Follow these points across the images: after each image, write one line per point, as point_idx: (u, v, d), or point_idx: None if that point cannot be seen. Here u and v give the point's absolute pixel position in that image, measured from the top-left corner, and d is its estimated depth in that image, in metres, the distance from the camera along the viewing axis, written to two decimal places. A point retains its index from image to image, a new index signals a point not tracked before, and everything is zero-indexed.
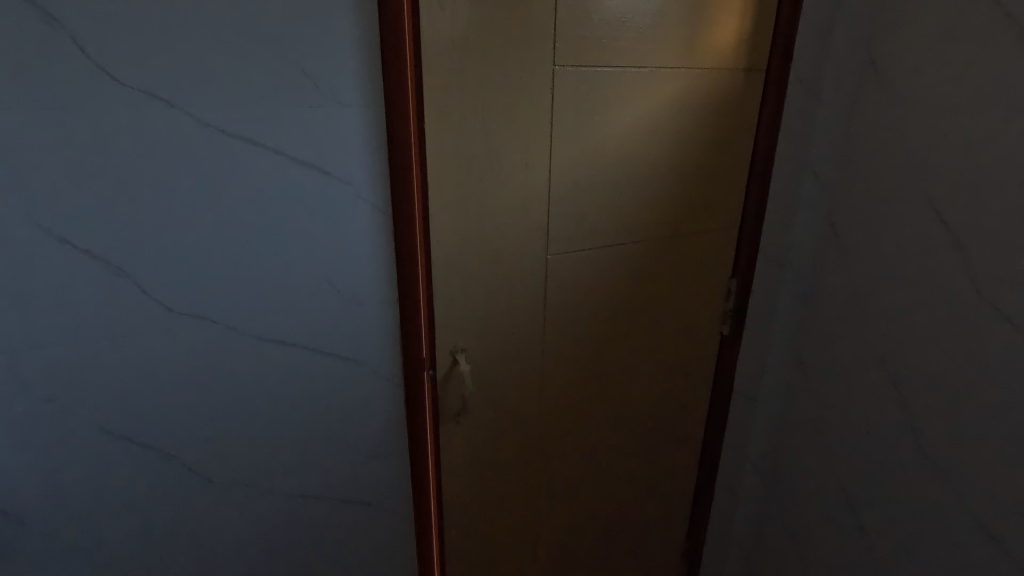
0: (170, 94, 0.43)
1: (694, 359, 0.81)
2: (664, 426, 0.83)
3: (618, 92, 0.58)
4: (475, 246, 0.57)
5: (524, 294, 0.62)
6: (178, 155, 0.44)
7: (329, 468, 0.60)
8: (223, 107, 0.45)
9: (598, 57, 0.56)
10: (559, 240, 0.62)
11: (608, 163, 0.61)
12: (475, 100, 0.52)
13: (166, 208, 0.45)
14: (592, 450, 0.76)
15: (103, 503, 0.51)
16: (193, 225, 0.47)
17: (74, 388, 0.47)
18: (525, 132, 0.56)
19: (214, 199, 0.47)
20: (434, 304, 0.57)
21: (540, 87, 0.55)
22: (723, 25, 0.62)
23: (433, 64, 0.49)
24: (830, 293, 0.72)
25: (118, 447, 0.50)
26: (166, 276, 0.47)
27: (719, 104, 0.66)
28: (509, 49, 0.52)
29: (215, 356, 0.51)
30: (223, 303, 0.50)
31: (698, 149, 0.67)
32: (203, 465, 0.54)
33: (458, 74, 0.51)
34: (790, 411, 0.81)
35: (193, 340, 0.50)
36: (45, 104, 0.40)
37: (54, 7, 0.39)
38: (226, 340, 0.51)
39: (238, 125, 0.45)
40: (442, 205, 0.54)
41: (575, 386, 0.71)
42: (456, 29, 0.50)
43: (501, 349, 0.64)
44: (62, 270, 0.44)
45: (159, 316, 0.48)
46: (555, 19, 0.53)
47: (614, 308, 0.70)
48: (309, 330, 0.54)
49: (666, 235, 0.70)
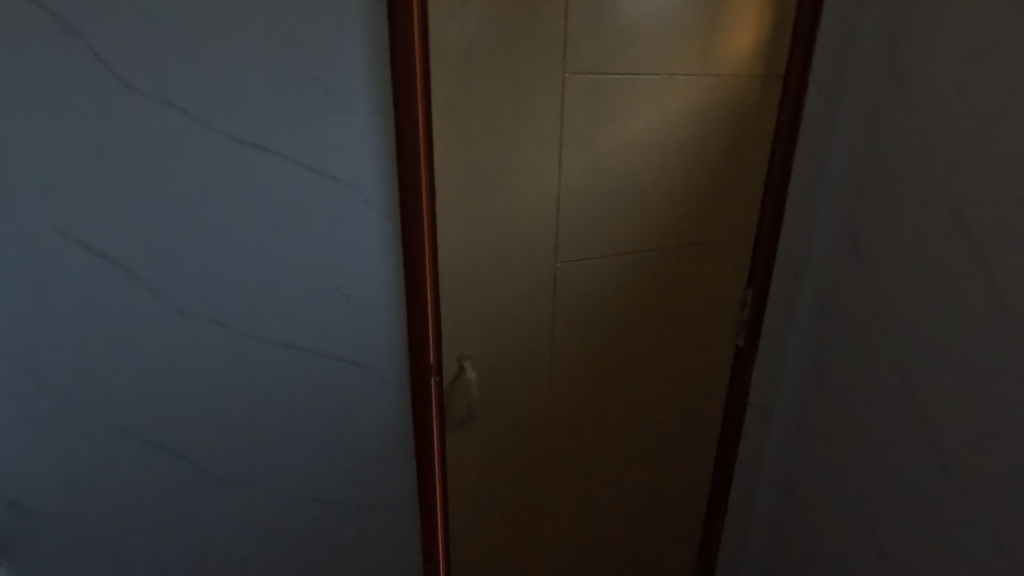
0: (182, 101, 0.44)
1: (708, 370, 0.80)
2: (676, 438, 0.82)
3: (631, 99, 0.58)
4: (483, 253, 0.58)
5: (533, 303, 0.62)
6: (190, 161, 0.45)
7: (337, 474, 0.60)
8: (234, 113, 0.45)
9: (611, 64, 0.56)
10: (569, 248, 0.61)
11: (620, 171, 0.60)
12: (484, 109, 0.53)
13: (178, 213, 0.46)
14: (604, 460, 0.76)
15: (114, 505, 0.52)
16: (204, 229, 0.47)
17: (90, 385, 0.48)
18: (536, 140, 0.55)
19: (224, 204, 0.47)
20: (442, 310, 0.58)
21: (551, 95, 0.54)
22: (740, 31, 0.61)
23: (439, 75, 0.51)
24: (849, 305, 0.70)
25: (130, 450, 0.51)
26: (177, 280, 0.48)
27: (737, 112, 0.64)
28: (520, 55, 0.52)
29: (224, 360, 0.52)
30: (232, 307, 0.50)
31: (714, 157, 0.65)
32: (212, 465, 0.54)
33: (466, 84, 0.52)
34: (808, 425, 0.79)
35: (202, 344, 0.50)
36: (62, 110, 0.41)
37: (72, 17, 0.40)
38: (236, 344, 0.51)
39: (247, 131, 0.46)
40: (450, 212, 0.55)
41: (585, 395, 0.70)
42: (465, 36, 0.50)
43: (510, 357, 0.63)
44: (77, 272, 0.45)
45: (170, 319, 0.49)
46: (567, 27, 0.53)
47: (626, 317, 0.69)
48: (318, 335, 0.54)
49: (680, 245, 0.69)
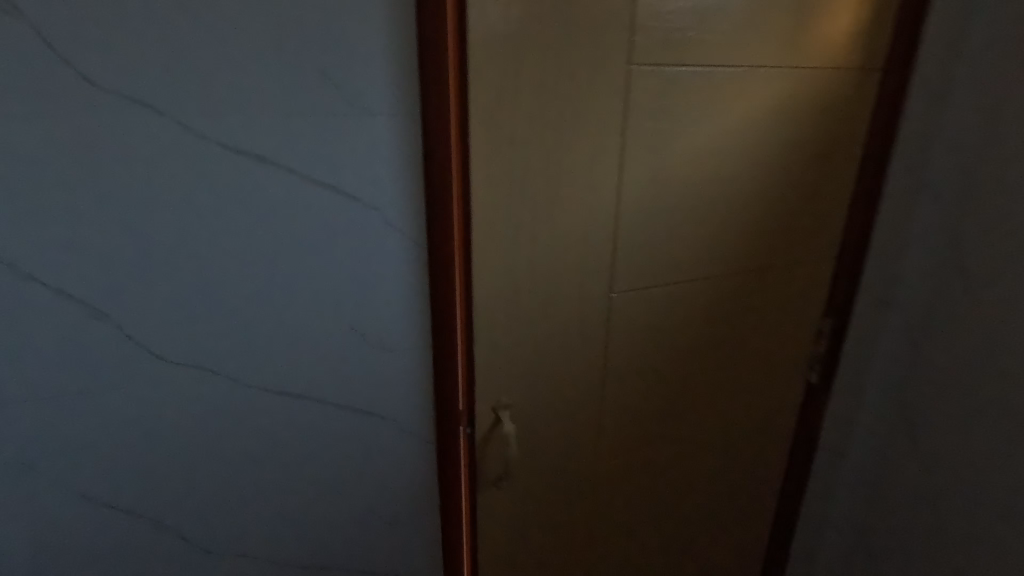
0: (166, 110, 0.38)
1: (774, 411, 0.69)
2: (738, 486, 0.71)
3: (708, 97, 0.48)
4: (528, 284, 0.48)
5: (581, 341, 0.52)
6: (174, 184, 0.40)
7: (346, 535, 0.53)
8: (228, 126, 0.39)
9: (683, 56, 0.45)
10: (626, 277, 0.51)
11: (688, 185, 0.50)
12: (532, 107, 0.42)
13: (160, 244, 0.41)
14: (654, 515, 0.66)
15: (95, 564, 0.48)
16: (191, 262, 0.42)
17: (67, 433, 0.43)
18: (592, 150, 0.45)
19: (217, 230, 0.41)
20: (477, 352, 0.48)
21: (611, 93, 0.44)
22: (835, 17, 0.50)
23: (479, 62, 0.40)
24: (954, 337, 0.61)
25: (105, 508, 0.46)
26: (160, 320, 0.42)
27: (823, 114, 0.54)
28: (579, 40, 0.41)
29: (211, 411, 0.46)
30: (226, 348, 0.44)
31: (794, 168, 0.55)
32: (205, 525, 0.49)
33: (511, 79, 0.41)
34: (890, 469, 0.70)
35: (185, 393, 0.45)
36: (26, 129, 0.36)
37: (37, 18, 0.35)
38: (227, 394, 0.46)
39: (248, 142, 0.40)
40: (487, 237, 0.45)
41: (636, 445, 0.60)
42: (511, 17, 0.39)
43: (552, 406, 0.53)
44: (44, 312, 0.40)
45: (149, 367, 0.43)
46: (634, 8, 0.42)
47: (686, 354, 0.59)
48: (328, 375, 0.47)
49: (753, 269, 0.58)
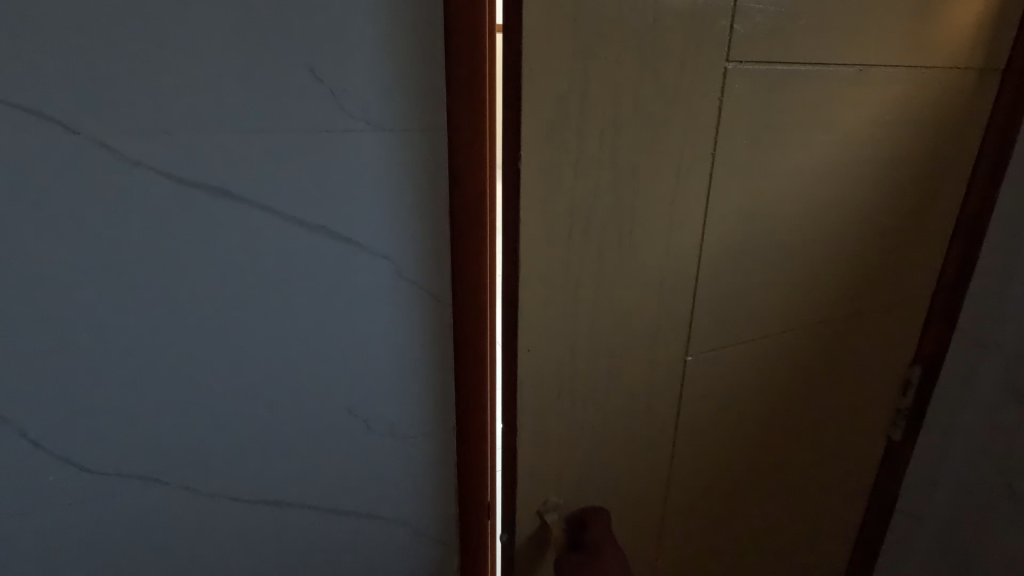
0: (78, 130, 0.28)
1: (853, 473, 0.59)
2: (816, 546, 0.61)
3: (815, 110, 0.38)
4: (590, 353, 0.37)
5: (652, 415, 0.41)
6: (99, 240, 0.30)
7: None
8: (174, 152, 0.30)
9: (791, 50, 0.35)
10: (709, 333, 0.41)
11: (787, 217, 0.40)
12: (604, 120, 0.31)
13: (80, 318, 0.31)
14: None
15: None
16: (124, 337, 0.32)
17: None
18: (678, 176, 0.35)
19: (168, 290, 0.32)
20: (520, 442, 0.37)
21: (701, 102, 0.34)
22: (964, 1, 0.40)
23: (533, 62, 0.29)
24: None
25: None
26: (81, 413, 0.33)
27: (935, 127, 0.44)
28: (666, 25, 0.31)
29: (161, 524, 0.36)
30: (182, 443, 0.35)
31: (901, 192, 0.45)
32: None
33: (573, 83, 0.30)
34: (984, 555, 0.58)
35: (120, 506, 0.35)
36: None
37: None
38: (178, 506, 0.36)
39: (236, 180, 0.31)
40: (540, 295, 0.34)
41: (707, 529, 0.50)
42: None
43: (612, 499, 0.42)
44: None
45: (67, 477, 0.34)
46: None
47: (768, 418, 0.48)
48: (324, 456, 0.39)
49: (855, 307, 0.48)
